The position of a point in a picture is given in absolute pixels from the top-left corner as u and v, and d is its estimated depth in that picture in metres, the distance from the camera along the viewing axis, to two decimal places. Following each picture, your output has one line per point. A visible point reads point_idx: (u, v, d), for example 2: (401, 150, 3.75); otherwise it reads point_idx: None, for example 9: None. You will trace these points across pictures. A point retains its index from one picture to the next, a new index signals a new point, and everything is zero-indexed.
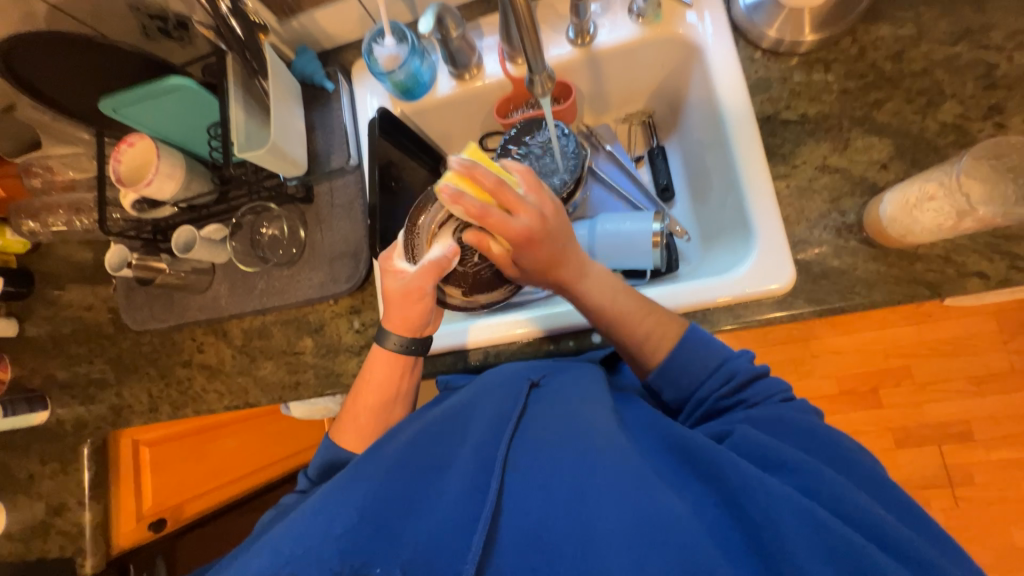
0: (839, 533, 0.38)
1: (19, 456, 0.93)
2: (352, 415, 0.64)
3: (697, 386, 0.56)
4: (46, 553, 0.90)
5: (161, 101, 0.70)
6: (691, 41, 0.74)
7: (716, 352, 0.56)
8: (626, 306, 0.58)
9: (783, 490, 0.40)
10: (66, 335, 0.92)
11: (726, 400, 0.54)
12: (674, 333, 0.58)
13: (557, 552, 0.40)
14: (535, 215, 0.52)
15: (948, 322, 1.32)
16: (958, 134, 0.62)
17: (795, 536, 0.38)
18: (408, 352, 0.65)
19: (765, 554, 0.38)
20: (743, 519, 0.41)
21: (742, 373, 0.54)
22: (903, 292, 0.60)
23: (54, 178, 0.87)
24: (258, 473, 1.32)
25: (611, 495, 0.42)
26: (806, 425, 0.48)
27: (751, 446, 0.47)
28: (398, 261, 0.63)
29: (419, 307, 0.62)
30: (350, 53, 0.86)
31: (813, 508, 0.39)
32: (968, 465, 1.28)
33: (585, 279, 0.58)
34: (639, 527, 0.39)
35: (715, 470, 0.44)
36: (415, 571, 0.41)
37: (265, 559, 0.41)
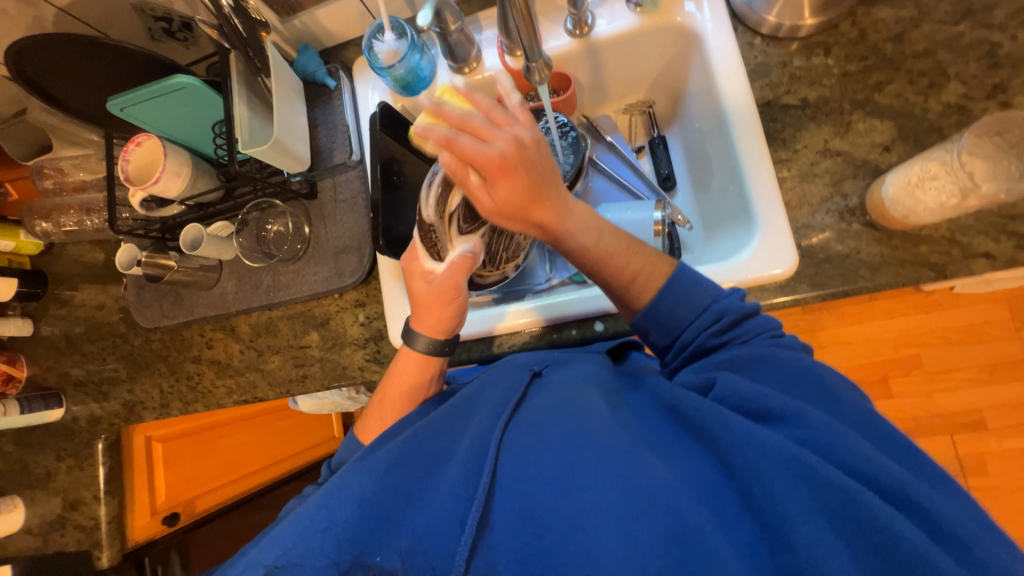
0: (832, 482, 0.37)
1: (36, 453, 0.95)
2: (372, 412, 0.66)
3: (685, 327, 0.56)
4: (64, 547, 0.92)
5: (166, 100, 0.70)
6: (689, 29, 0.74)
7: (706, 291, 0.56)
8: (611, 245, 0.59)
9: (775, 442, 0.40)
10: (79, 334, 0.94)
11: (715, 339, 0.54)
12: (663, 270, 0.58)
13: (549, 526, 0.40)
14: (510, 142, 0.50)
15: (959, 310, 1.30)
16: (962, 115, 0.62)
17: (784, 493, 0.38)
18: (439, 354, 0.65)
19: (757, 511, 0.39)
20: (738, 479, 0.41)
21: (731, 313, 0.54)
22: (907, 275, 0.60)
23: (65, 180, 0.89)
24: (269, 468, 1.34)
25: (603, 467, 0.42)
26: (783, 363, 0.49)
27: (738, 398, 0.46)
28: (425, 260, 0.62)
29: (453, 307, 0.62)
30: (351, 50, 0.87)
31: (806, 460, 0.39)
32: (981, 455, 1.27)
33: (568, 217, 0.57)
34: (630, 494, 0.40)
35: (709, 434, 0.44)
36: (415, 555, 0.42)
37: (272, 550, 0.42)
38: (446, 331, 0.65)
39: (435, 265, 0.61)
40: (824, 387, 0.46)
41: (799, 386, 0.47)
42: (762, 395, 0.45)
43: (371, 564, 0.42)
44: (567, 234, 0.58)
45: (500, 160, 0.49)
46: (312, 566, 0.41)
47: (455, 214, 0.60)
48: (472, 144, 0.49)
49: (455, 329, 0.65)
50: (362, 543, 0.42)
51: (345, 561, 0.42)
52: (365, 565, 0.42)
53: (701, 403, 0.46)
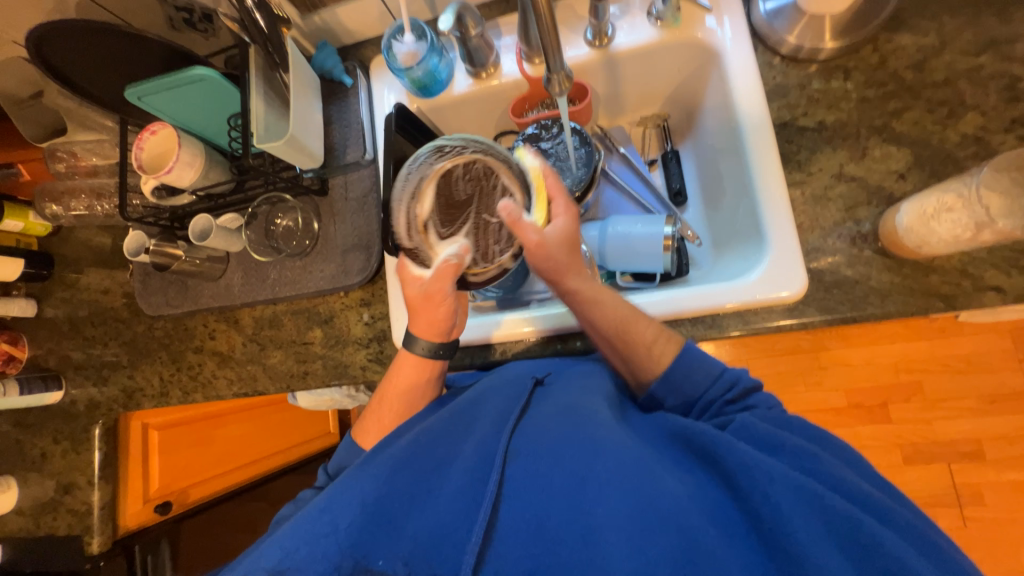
0: (840, 512, 0.38)
1: (33, 434, 0.95)
2: (372, 415, 0.65)
3: (701, 394, 0.56)
4: (54, 530, 0.92)
5: (184, 90, 0.71)
6: (709, 46, 0.73)
7: (715, 362, 0.56)
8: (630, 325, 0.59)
9: (783, 469, 0.41)
10: (83, 318, 0.94)
11: (731, 405, 0.54)
12: (675, 344, 0.58)
13: (557, 539, 0.40)
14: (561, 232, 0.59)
15: (962, 338, 1.29)
16: (979, 146, 0.62)
17: (795, 515, 0.38)
18: (437, 356, 0.64)
19: (766, 533, 0.38)
20: (744, 500, 0.41)
21: (743, 381, 0.55)
22: (916, 304, 0.60)
23: (78, 163, 0.89)
24: (263, 460, 1.34)
25: (611, 482, 0.42)
26: (787, 419, 0.51)
27: (750, 433, 0.47)
28: (414, 267, 0.60)
29: (443, 310, 0.61)
30: (369, 49, 0.87)
31: (814, 490, 0.39)
32: (978, 485, 1.26)
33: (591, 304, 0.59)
34: (638, 511, 0.40)
35: (715, 456, 0.44)
36: (417, 561, 0.42)
37: (272, 552, 0.42)
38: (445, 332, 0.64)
39: (421, 271, 0.60)
40: (824, 436, 0.48)
41: (805, 435, 0.48)
42: (770, 431, 0.46)
43: (372, 569, 0.42)
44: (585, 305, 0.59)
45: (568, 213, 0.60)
46: (311, 569, 0.40)
47: (427, 219, 0.56)
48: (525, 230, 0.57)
49: (450, 331, 0.65)
50: (364, 548, 0.42)
51: (347, 567, 0.41)
52: (365, 569, 0.42)
53: (706, 426, 0.47)
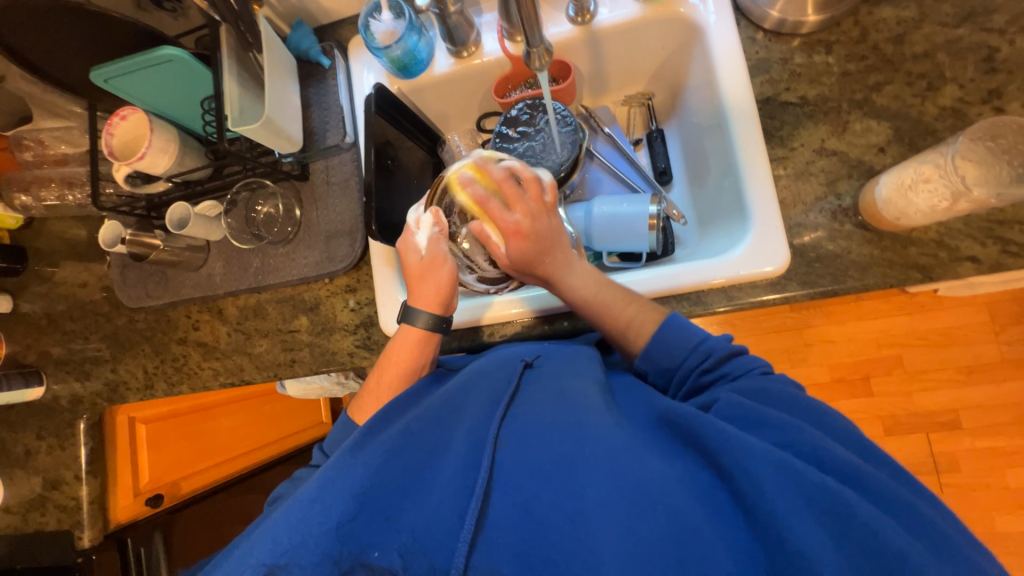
0: (824, 488, 0.38)
1: (16, 431, 0.93)
2: (374, 395, 0.65)
3: (677, 365, 0.57)
4: (43, 526, 0.91)
5: (152, 72, 0.68)
6: (692, 21, 0.73)
7: (695, 333, 0.56)
8: (606, 296, 0.62)
9: (764, 447, 0.41)
10: (61, 312, 0.92)
11: (708, 375, 0.55)
12: (655, 317, 0.60)
13: (548, 522, 0.40)
14: (527, 214, 0.62)
15: (941, 313, 1.33)
16: (957, 118, 0.62)
17: (779, 492, 0.38)
18: (437, 330, 0.65)
19: (749, 508, 0.39)
20: (728, 478, 0.41)
21: (719, 351, 0.55)
22: (895, 276, 0.61)
23: (46, 153, 0.86)
24: (253, 452, 1.33)
25: (600, 467, 0.42)
26: (770, 388, 0.50)
27: (732, 409, 0.47)
28: (413, 236, 0.66)
29: (443, 273, 0.65)
30: (347, 29, 0.85)
31: (793, 464, 0.39)
32: (955, 453, 1.31)
33: (569, 272, 0.63)
34: (629, 494, 0.40)
35: (698, 436, 0.44)
36: (416, 552, 0.41)
37: (266, 546, 0.41)
38: (444, 305, 0.65)
39: (416, 241, 0.66)
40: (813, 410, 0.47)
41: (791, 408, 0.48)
42: (757, 408, 0.46)
43: (371, 562, 0.41)
44: (566, 288, 0.63)
45: (516, 227, 0.61)
46: (307, 562, 0.40)
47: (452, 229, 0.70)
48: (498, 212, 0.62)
49: (452, 304, 0.66)
50: (358, 541, 0.41)
51: (343, 562, 0.41)
52: (365, 562, 0.41)
53: (688, 407, 0.46)
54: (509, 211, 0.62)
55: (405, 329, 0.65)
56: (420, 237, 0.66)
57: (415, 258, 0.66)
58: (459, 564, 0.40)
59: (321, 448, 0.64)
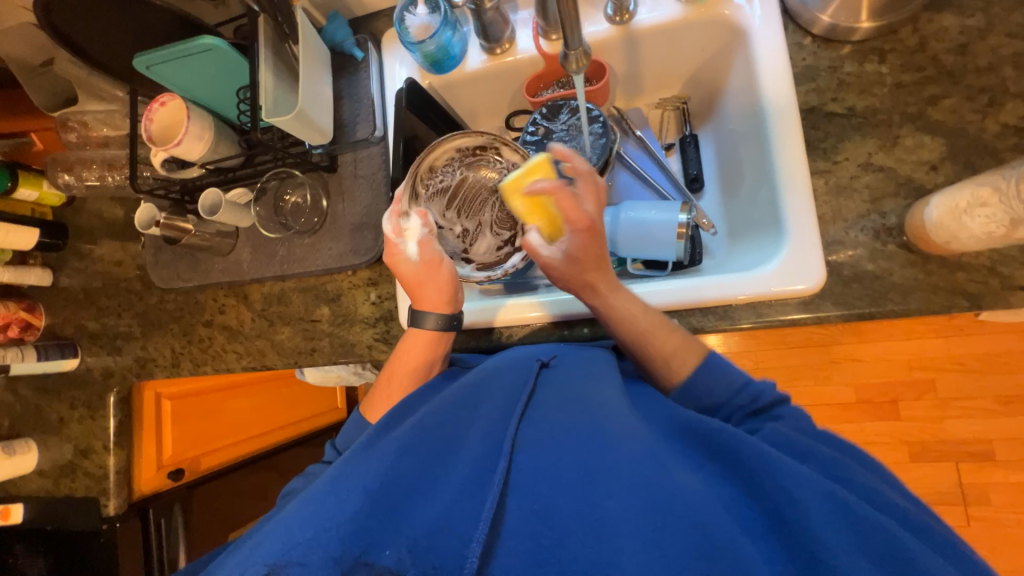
0: (877, 525, 0.37)
1: (52, 399, 0.98)
2: (384, 395, 0.65)
3: (718, 403, 0.55)
4: (74, 491, 0.96)
5: (189, 61, 0.69)
6: (736, 23, 0.70)
7: (740, 373, 0.55)
8: (650, 323, 0.59)
9: (806, 472, 0.40)
10: (97, 288, 0.95)
11: (746, 419, 0.53)
12: (696, 350, 0.58)
13: (567, 531, 0.40)
14: (599, 212, 0.59)
15: (981, 338, 1.26)
16: (1020, 137, 0.58)
17: (821, 514, 0.37)
18: (449, 328, 0.66)
19: (788, 531, 0.38)
20: (763, 498, 0.40)
21: (767, 395, 0.54)
22: (939, 302, 0.58)
23: (89, 134, 0.88)
24: (271, 433, 1.37)
25: (623, 476, 0.41)
26: (813, 434, 0.51)
27: (777, 440, 0.47)
28: (398, 243, 0.65)
29: (443, 272, 0.66)
30: (381, 21, 0.85)
31: (841, 493, 0.39)
32: (986, 485, 1.25)
33: (619, 291, 0.60)
34: (655, 506, 0.39)
35: (733, 453, 0.43)
36: (421, 554, 0.40)
37: (276, 544, 0.41)
38: (449, 301, 0.66)
39: (405, 247, 0.65)
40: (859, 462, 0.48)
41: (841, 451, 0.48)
42: (802, 441, 0.46)
43: (373, 562, 0.40)
44: (612, 307, 0.60)
45: (589, 221, 0.57)
46: (314, 564, 0.39)
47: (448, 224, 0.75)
48: (574, 204, 0.57)
49: (458, 301, 0.67)
50: (363, 543, 0.41)
51: (345, 564, 0.40)
52: (366, 564, 0.40)
53: (722, 425, 0.46)
54: (580, 204, 0.58)
55: (415, 333, 0.65)
56: (408, 244, 0.65)
57: (406, 262, 0.65)
58: (472, 567, 0.39)
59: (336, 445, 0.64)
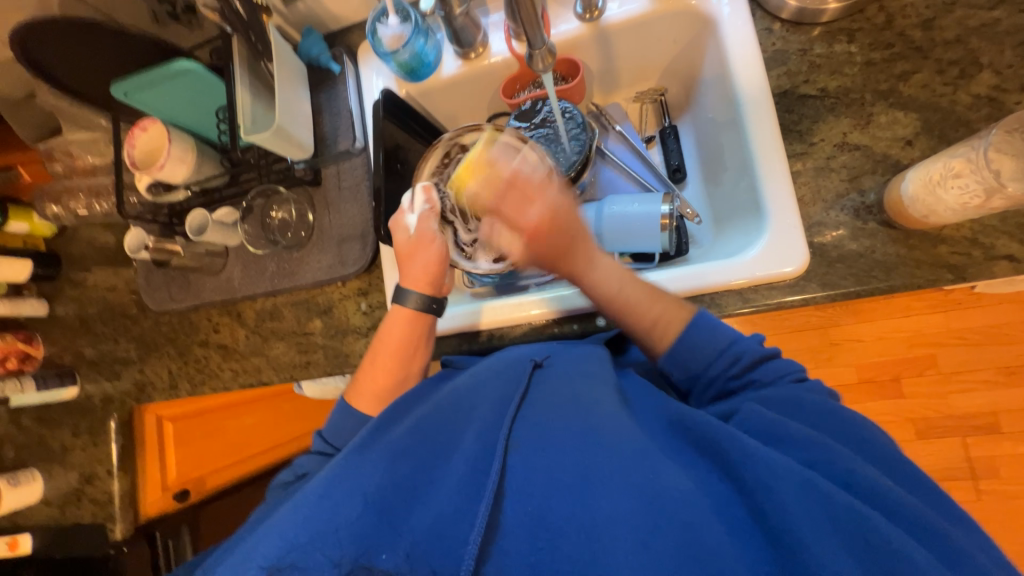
0: (854, 513, 0.36)
1: (54, 428, 0.98)
2: (369, 383, 0.65)
3: (704, 369, 0.55)
4: (80, 518, 0.96)
5: (167, 85, 0.71)
6: (704, 13, 0.70)
7: (725, 333, 0.55)
8: (633, 295, 0.59)
9: (789, 465, 0.40)
10: (93, 315, 0.96)
11: (735, 381, 0.54)
12: (682, 317, 0.58)
13: (560, 532, 0.40)
14: (548, 208, 0.59)
15: (978, 311, 1.26)
16: (993, 107, 0.59)
17: (799, 511, 0.37)
18: (427, 311, 0.67)
19: (771, 528, 0.38)
20: (748, 495, 0.40)
21: (750, 355, 0.53)
22: (924, 276, 0.58)
23: (75, 163, 0.90)
24: (275, 449, 1.37)
25: (613, 477, 0.42)
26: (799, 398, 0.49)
27: (759, 425, 0.46)
28: (402, 214, 0.68)
29: (431, 249, 0.66)
30: (356, 34, 0.86)
31: (819, 483, 0.38)
32: (994, 458, 1.24)
33: (593, 269, 0.61)
34: (644, 506, 0.40)
35: (717, 447, 0.44)
36: (419, 557, 0.41)
37: (272, 544, 0.41)
38: (434, 284, 0.67)
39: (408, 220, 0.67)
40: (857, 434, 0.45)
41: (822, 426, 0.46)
42: (780, 424, 0.45)
43: (375, 566, 0.40)
44: (589, 283, 0.61)
45: (536, 225, 0.59)
46: (312, 565, 0.40)
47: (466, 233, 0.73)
48: (516, 210, 0.59)
49: (443, 285, 0.68)
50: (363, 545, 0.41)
51: (344, 565, 0.40)
52: (366, 566, 0.40)
53: (709, 418, 0.46)
54: (529, 205, 0.59)
55: (394, 311, 0.67)
56: (410, 216, 0.67)
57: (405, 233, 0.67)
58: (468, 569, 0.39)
59: (320, 435, 0.65)
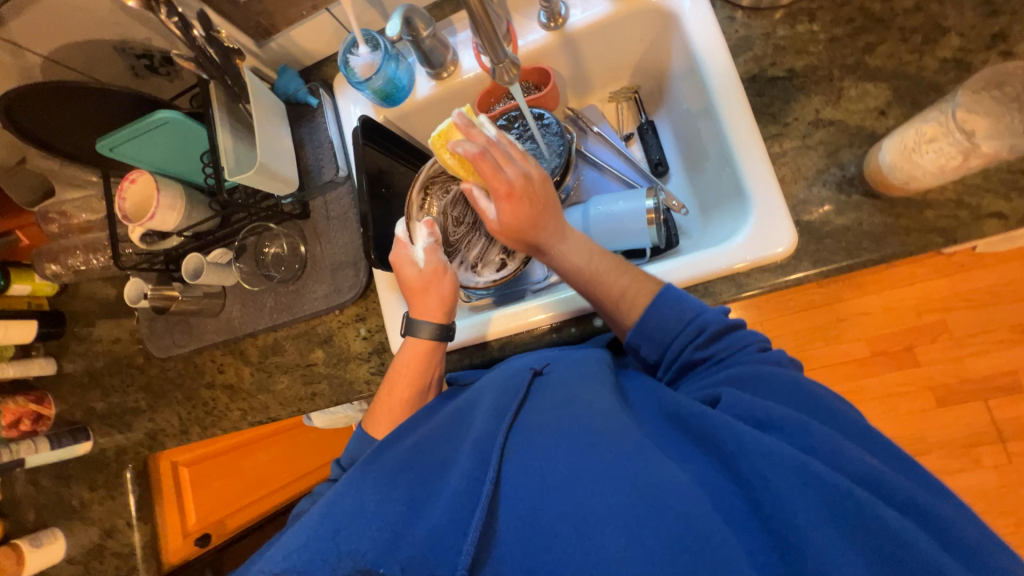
0: (849, 497, 0.36)
1: (71, 485, 0.99)
2: (384, 409, 0.65)
3: (671, 342, 0.55)
4: (104, 573, 0.96)
5: (150, 136, 0.72)
6: (667, 10, 0.71)
7: (690, 306, 0.55)
8: (601, 265, 0.60)
9: (785, 451, 0.39)
10: (100, 369, 0.97)
11: (698, 352, 0.54)
12: (649, 289, 0.58)
13: (553, 535, 0.39)
14: (521, 174, 0.60)
15: (982, 271, 1.24)
16: (961, 69, 0.59)
17: (797, 501, 0.36)
18: (442, 339, 0.66)
19: (767, 518, 0.37)
20: (745, 485, 0.39)
21: (715, 325, 0.53)
22: (914, 243, 0.57)
23: (71, 222, 0.92)
24: (293, 484, 1.37)
25: (606, 474, 0.41)
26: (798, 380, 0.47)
27: (743, 407, 0.45)
28: (409, 250, 0.69)
29: (446, 280, 0.68)
30: (330, 67, 0.88)
31: (813, 467, 0.38)
32: (1018, 419, 1.22)
33: (563, 240, 0.62)
34: (636, 501, 0.39)
35: (713, 439, 0.43)
36: (416, 568, 0.39)
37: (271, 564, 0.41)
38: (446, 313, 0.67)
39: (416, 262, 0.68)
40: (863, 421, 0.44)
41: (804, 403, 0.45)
42: (763, 406, 0.44)
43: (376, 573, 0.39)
44: (558, 256, 0.62)
45: (509, 188, 0.60)
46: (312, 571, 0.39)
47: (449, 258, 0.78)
48: (491, 170, 0.60)
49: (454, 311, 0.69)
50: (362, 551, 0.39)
51: (343, 569, 0.39)
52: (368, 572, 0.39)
53: (704, 410, 0.45)
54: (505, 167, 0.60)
55: (412, 343, 0.66)
56: (416, 250, 0.68)
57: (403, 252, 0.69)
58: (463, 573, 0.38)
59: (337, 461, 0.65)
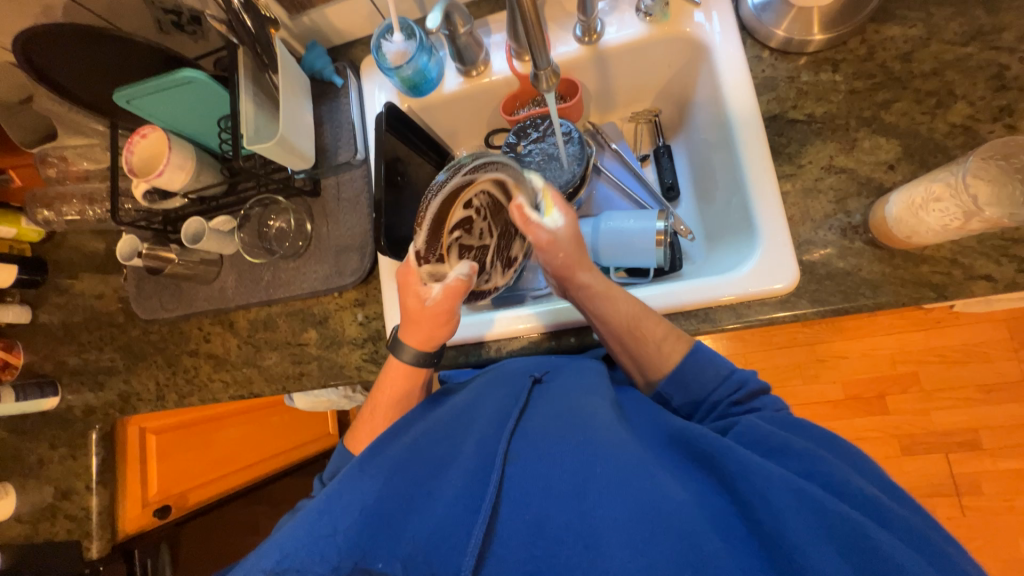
0: (841, 516, 0.38)
1: (30, 440, 0.95)
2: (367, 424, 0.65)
3: (706, 394, 0.56)
4: (53, 536, 0.92)
5: (169, 93, 0.70)
6: (698, 40, 0.74)
7: (724, 360, 0.57)
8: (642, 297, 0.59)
9: (784, 476, 0.40)
10: (78, 323, 0.94)
11: (737, 406, 0.54)
12: (684, 335, 0.58)
13: (558, 541, 0.40)
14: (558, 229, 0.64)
15: (957, 329, 1.30)
16: (968, 136, 0.62)
17: (797, 519, 0.38)
18: (427, 365, 0.64)
19: (768, 537, 0.38)
20: (746, 506, 0.41)
21: (751, 383, 0.55)
22: (908, 294, 0.60)
23: (68, 168, 0.89)
24: (261, 464, 1.34)
25: (613, 485, 0.42)
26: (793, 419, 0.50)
27: (752, 437, 0.47)
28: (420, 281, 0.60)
29: (446, 329, 0.62)
30: (359, 49, 0.87)
31: (811, 491, 0.39)
32: (976, 474, 1.27)
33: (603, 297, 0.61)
34: (642, 516, 0.39)
35: (717, 460, 0.44)
36: (417, 563, 0.40)
37: (271, 555, 0.41)
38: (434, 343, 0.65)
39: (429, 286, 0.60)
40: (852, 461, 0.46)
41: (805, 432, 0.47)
42: (771, 436, 0.46)
43: (371, 571, 0.40)
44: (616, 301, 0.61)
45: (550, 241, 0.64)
46: (310, 569, 0.39)
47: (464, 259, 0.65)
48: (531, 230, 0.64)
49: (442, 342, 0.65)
50: (361, 548, 0.41)
51: (344, 568, 0.40)
52: (365, 571, 0.40)
53: (708, 430, 0.46)
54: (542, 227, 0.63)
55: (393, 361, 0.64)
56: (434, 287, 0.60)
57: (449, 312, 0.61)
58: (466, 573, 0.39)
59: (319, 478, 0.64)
